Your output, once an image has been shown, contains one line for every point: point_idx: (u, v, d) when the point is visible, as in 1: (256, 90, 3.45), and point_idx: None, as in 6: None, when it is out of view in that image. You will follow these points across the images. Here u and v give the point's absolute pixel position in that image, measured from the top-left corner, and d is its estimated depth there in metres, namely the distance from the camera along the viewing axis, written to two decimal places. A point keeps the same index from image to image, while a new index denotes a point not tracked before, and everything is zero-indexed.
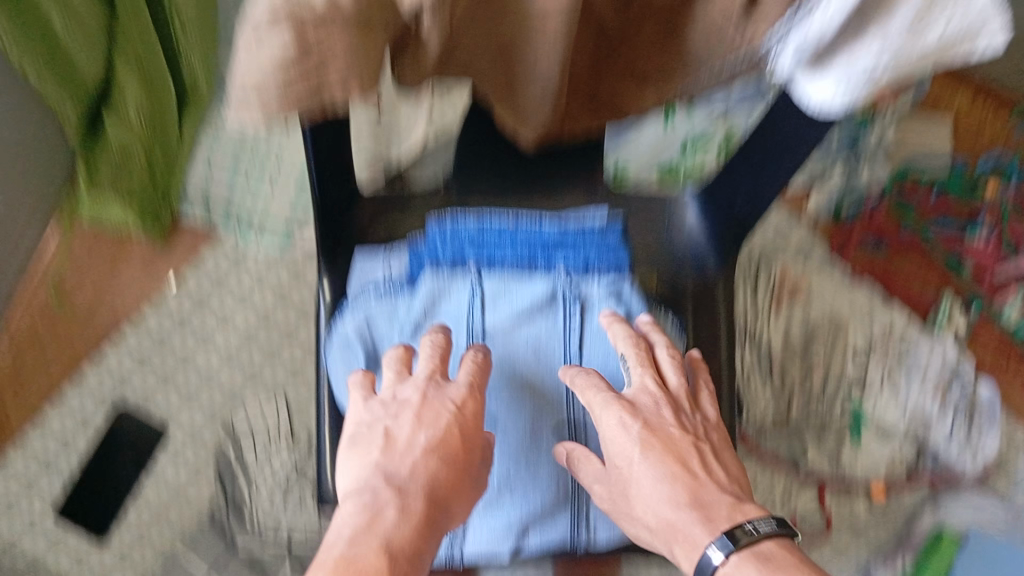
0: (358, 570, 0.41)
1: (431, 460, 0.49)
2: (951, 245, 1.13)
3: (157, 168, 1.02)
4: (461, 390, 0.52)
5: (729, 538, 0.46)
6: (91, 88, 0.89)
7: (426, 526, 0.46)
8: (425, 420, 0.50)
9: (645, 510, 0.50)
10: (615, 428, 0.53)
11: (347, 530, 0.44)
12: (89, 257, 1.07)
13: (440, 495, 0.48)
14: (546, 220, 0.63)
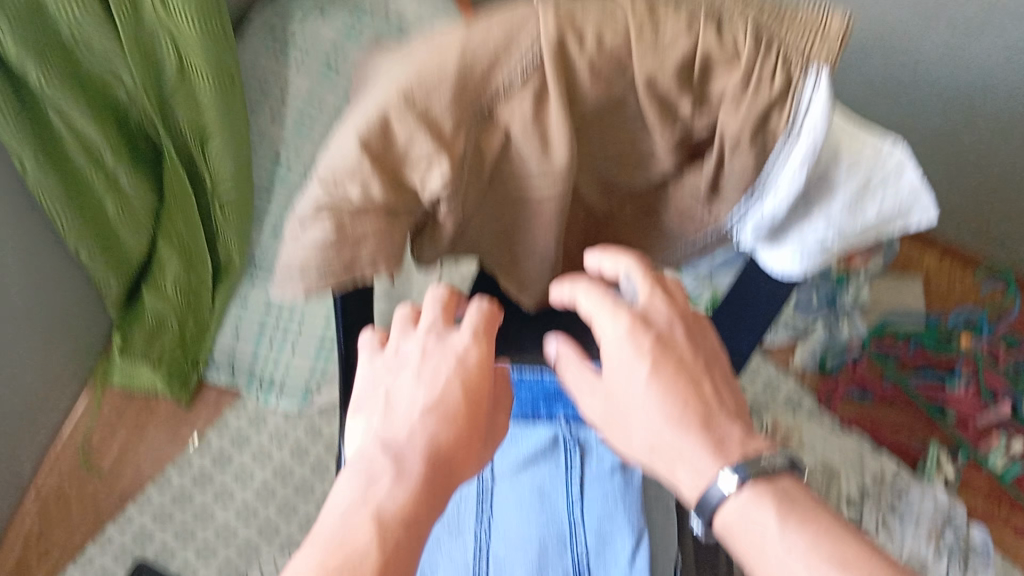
0: (347, 554, 0.39)
1: (426, 420, 0.44)
2: (932, 394, 1.19)
3: (189, 334, 1.10)
4: (465, 341, 0.47)
5: (737, 473, 0.42)
6: (134, 265, 1.00)
7: (422, 497, 0.42)
8: (424, 379, 0.46)
9: (646, 437, 0.44)
10: (622, 343, 0.45)
11: (344, 498, 0.42)
12: (117, 417, 1.14)
13: (439, 465, 0.43)
14: (546, 372, 0.69)
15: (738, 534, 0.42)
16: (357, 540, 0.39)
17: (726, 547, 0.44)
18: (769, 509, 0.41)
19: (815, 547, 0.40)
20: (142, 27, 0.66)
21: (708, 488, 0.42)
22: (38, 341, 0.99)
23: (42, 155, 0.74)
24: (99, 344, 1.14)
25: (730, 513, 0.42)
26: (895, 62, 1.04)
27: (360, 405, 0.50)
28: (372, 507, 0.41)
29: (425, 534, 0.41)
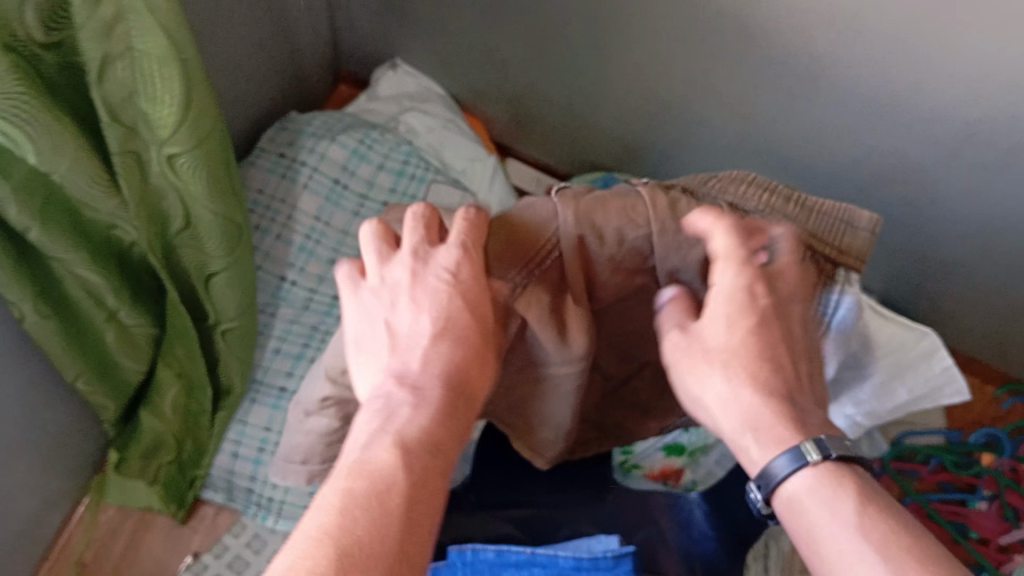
0: (372, 472, 0.43)
1: (440, 344, 0.48)
2: (954, 514, 1.14)
3: (186, 455, 1.06)
4: (451, 248, 0.49)
5: (820, 446, 0.47)
6: (132, 388, 0.97)
7: (446, 411, 0.47)
8: (423, 302, 0.49)
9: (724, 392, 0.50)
10: (730, 313, 0.49)
11: (365, 434, 0.46)
12: (109, 534, 1.09)
13: (462, 377, 0.48)
14: (561, 552, 0.61)
15: (804, 505, 0.47)
16: (381, 463, 0.44)
17: (784, 522, 0.49)
18: (839, 482, 0.47)
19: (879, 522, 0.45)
20: (151, 185, 0.64)
21: (773, 460, 0.48)
22: (36, 463, 0.96)
23: (43, 302, 0.72)
24: (96, 458, 1.10)
25: (797, 485, 0.48)
26: (907, 194, 1.04)
27: (360, 341, 0.52)
28: (402, 425, 0.46)
29: (448, 446, 0.46)
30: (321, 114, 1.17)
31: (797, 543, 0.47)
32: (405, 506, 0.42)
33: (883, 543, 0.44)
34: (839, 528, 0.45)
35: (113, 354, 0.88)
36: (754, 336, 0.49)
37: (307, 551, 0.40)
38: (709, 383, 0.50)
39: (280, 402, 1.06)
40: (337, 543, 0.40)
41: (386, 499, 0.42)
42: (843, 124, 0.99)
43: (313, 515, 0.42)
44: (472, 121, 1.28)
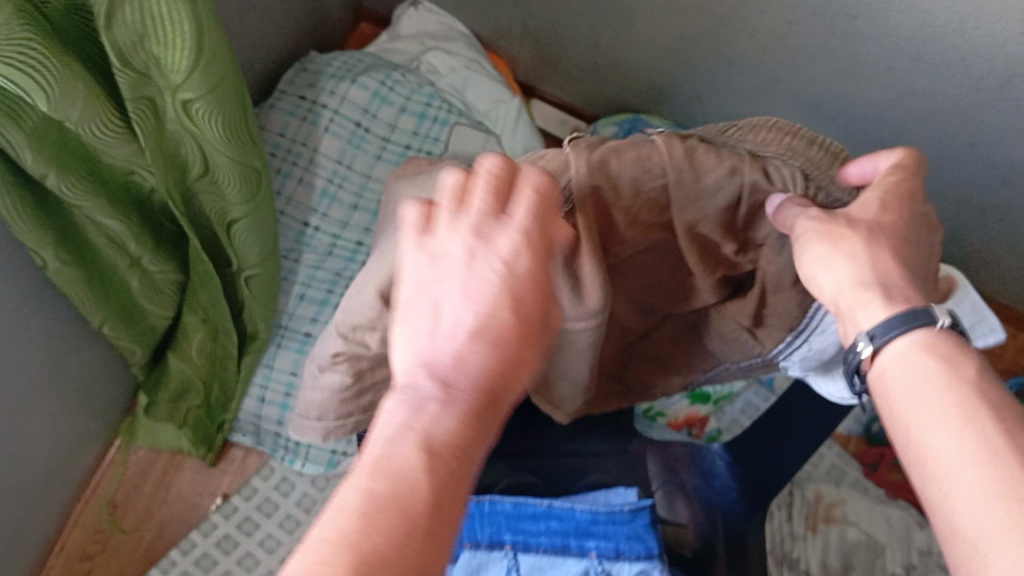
0: (394, 480, 0.35)
1: (479, 345, 0.39)
2: None
3: (213, 399, 1.07)
4: (514, 225, 0.40)
5: (931, 316, 0.46)
6: (159, 333, 0.97)
7: (480, 421, 0.38)
8: (474, 283, 0.40)
9: (847, 246, 0.47)
10: (878, 199, 0.49)
11: (387, 430, 0.37)
12: (140, 475, 1.11)
13: (505, 374, 0.39)
14: (579, 504, 0.61)
15: (900, 372, 0.46)
16: (405, 465, 0.36)
17: (874, 394, 0.48)
18: (943, 358, 0.45)
19: (985, 402, 0.43)
20: (167, 131, 0.64)
21: (878, 323, 0.47)
22: (67, 404, 0.98)
23: (64, 248, 0.72)
24: (125, 400, 1.11)
25: (890, 356, 0.47)
26: (945, 137, 1.01)
27: (408, 302, 0.41)
28: (432, 422, 0.37)
29: (475, 460, 0.38)
30: (340, 55, 1.15)
31: (888, 416, 0.46)
32: (427, 524, 0.35)
33: (986, 421, 0.42)
34: (939, 400, 0.43)
35: (138, 299, 0.88)
36: (887, 232, 0.48)
37: (313, 568, 0.33)
38: (835, 271, 0.47)
39: (305, 347, 1.06)
40: (347, 566, 0.32)
41: (405, 516, 0.34)
42: (880, 62, 0.96)
43: (323, 520, 0.35)
44: (496, 61, 1.26)
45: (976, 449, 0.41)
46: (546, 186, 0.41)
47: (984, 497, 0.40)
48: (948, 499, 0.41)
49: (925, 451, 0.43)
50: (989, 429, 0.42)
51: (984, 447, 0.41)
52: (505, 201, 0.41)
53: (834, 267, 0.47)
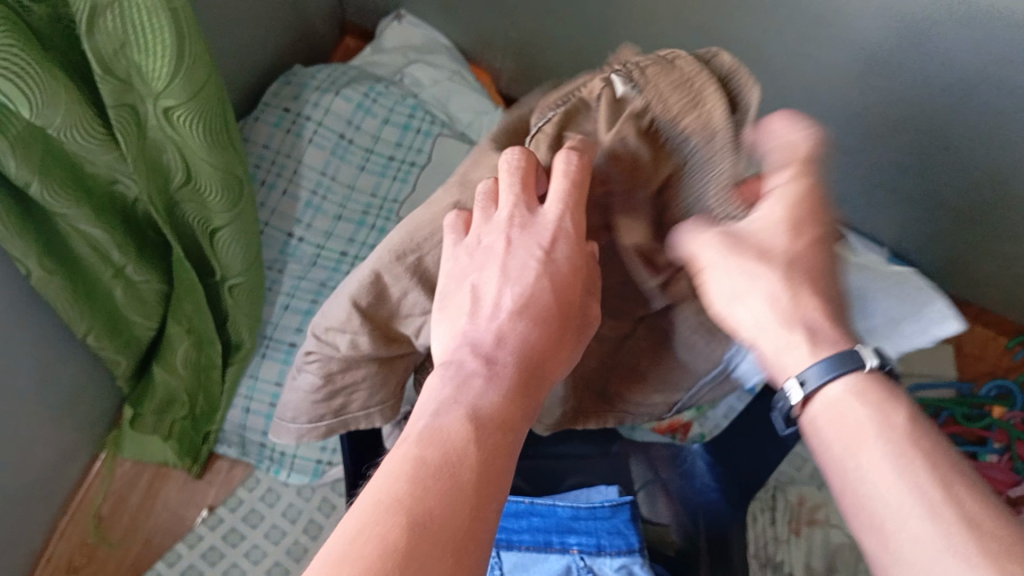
0: (443, 440, 0.40)
1: (519, 322, 0.46)
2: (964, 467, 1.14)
3: (199, 409, 1.07)
4: (556, 207, 0.48)
5: (859, 356, 0.48)
6: (144, 343, 0.98)
7: (519, 391, 0.44)
8: (512, 274, 0.48)
9: (750, 283, 0.49)
10: (784, 210, 0.48)
11: (434, 400, 0.43)
12: (127, 487, 1.11)
13: (533, 357, 0.46)
14: (561, 501, 0.62)
15: (837, 414, 0.47)
16: (453, 432, 0.41)
17: (810, 437, 0.49)
18: (873, 402, 0.46)
19: (919, 445, 0.44)
20: (150, 140, 0.65)
21: (804, 369, 0.49)
22: (53, 415, 0.98)
23: (48, 257, 0.73)
24: (112, 412, 1.12)
25: (830, 397, 0.48)
26: (919, 141, 1.02)
27: (444, 301, 0.49)
28: (475, 396, 0.43)
29: (518, 427, 0.43)
30: (325, 66, 1.17)
31: (828, 464, 0.47)
32: (475, 480, 0.39)
33: (920, 471, 0.43)
34: (871, 448, 0.45)
35: (122, 309, 0.89)
36: (804, 259, 0.50)
37: (373, 516, 0.36)
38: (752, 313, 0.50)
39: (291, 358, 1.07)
40: (405, 512, 0.36)
41: (454, 472, 0.39)
42: (854, 68, 0.98)
43: (376, 481, 0.39)
44: (479, 73, 1.28)
45: (914, 499, 0.43)
46: (578, 167, 0.49)
47: (927, 549, 0.41)
48: (896, 550, 0.43)
49: (863, 500, 0.45)
50: (928, 476, 0.43)
51: (926, 502, 0.42)
52: (532, 202, 0.49)
53: (743, 306, 0.50)
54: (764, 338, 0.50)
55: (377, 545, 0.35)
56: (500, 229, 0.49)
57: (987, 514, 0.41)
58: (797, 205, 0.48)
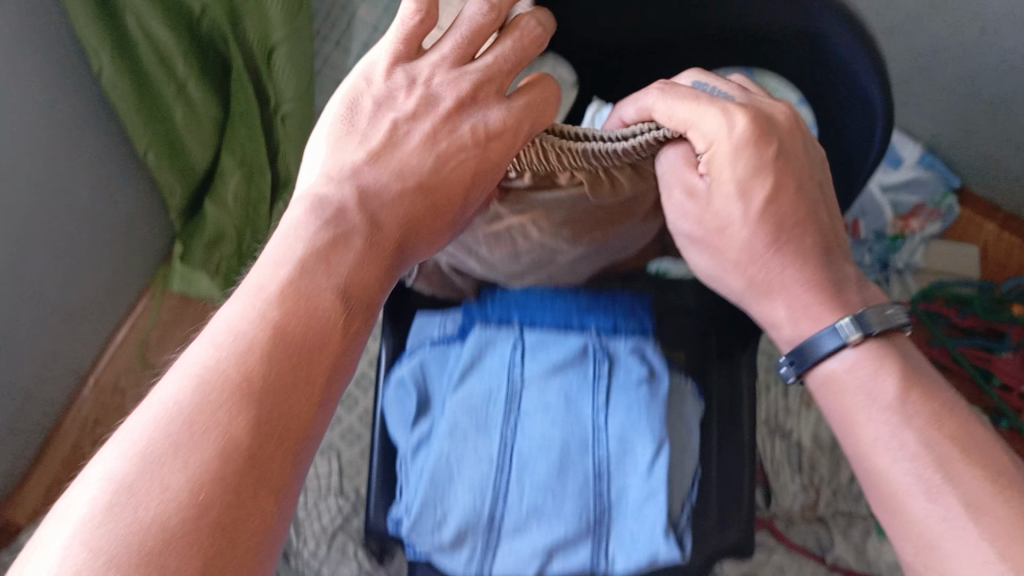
0: (311, 311, 0.41)
1: (410, 194, 0.49)
2: (979, 359, 1.18)
3: (244, 246, 1.11)
4: (501, 113, 0.51)
5: (859, 324, 0.53)
6: (198, 175, 1.02)
7: (387, 267, 0.47)
8: (439, 145, 0.51)
9: (721, 260, 0.57)
10: (729, 173, 0.53)
11: (303, 245, 0.44)
12: (175, 321, 1.18)
13: (410, 229, 0.49)
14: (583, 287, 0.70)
15: (841, 381, 0.53)
16: (318, 297, 0.42)
17: (817, 388, 0.56)
18: (880, 367, 0.52)
19: (915, 420, 0.50)
20: None
21: (817, 340, 0.54)
22: (110, 239, 1.05)
23: (117, 53, 0.79)
24: (163, 248, 1.17)
25: (837, 363, 0.54)
26: None
27: (350, 111, 0.52)
28: (348, 263, 0.44)
29: (379, 294, 0.46)
30: None
31: (831, 415, 0.54)
32: (327, 364, 0.40)
33: (909, 425, 0.50)
34: (873, 423, 0.51)
35: (180, 131, 0.92)
36: (759, 217, 0.54)
37: (211, 395, 0.37)
38: (730, 278, 0.57)
39: None
40: (251, 389, 0.37)
41: (307, 352, 0.40)
42: None
43: (221, 341, 0.39)
44: None
45: (909, 456, 0.49)
46: (541, 101, 0.52)
47: (915, 498, 0.48)
48: (892, 498, 0.49)
49: (864, 448, 0.51)
50: (922, 437, 0.49)
51: (916, 468, 0.48)
52: (492, 91, 0.52)
53: (727, 267, 0.57)
54: (749, 302, 0.58)
55: (218, 442, 0.36)
56: (450, 102, 0.51)
57: (981, 492, 0.46)
58: (738, 151, 0.52)
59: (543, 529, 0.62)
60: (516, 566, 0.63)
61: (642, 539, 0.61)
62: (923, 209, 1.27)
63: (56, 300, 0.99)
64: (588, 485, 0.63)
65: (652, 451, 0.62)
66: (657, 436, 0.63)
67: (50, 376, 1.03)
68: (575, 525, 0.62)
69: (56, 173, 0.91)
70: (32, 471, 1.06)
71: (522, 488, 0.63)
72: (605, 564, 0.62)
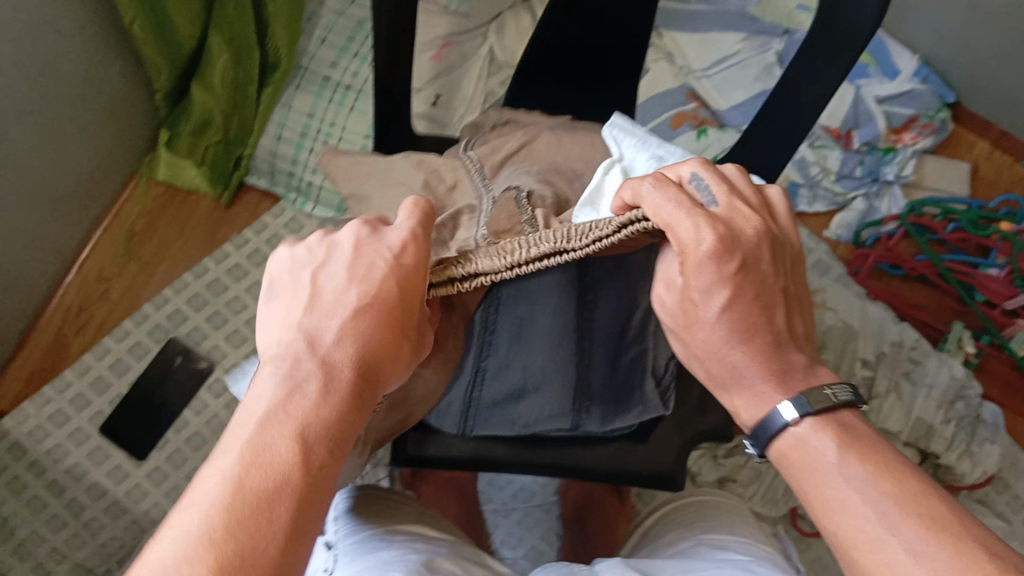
0: (267, 466, 0.37)
1: (357, 326, 0.43)
2: (963, 274, 1.18)
3: (232, 132, 1.10)
4: (400, 234, 0.47)
5: (800, 404, 0.46)
6: (186, 54, 1.02)
7: (352, 399, 0.42)
8: (361, 274, 0.45)
9: (702, 365, 0.51)
10: (702, 278, 0.47)
11: (263, 403, 0.40)
12: (159, 208, 1.14)
13: (374, 358, 0.43)
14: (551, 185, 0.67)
15: (796, 458, 0.46)
16: (280, 447, 0.38)
17: (779, 467, 0.48)
18: (820, 436, 0.46)
19: (861, 481, 0.43)
20: None
21: (771, 417, 0.47)
22: (90, 118, 1.02)
23: None
24: (148, 137, 1.15)
25: (791, 439, 0.47)
26: None
27: (270, 290, 0.48)
28: (306, 411, 0.40)
29: (348, 438, 0.41)
30: None
31: (795, 487, 0.46)
32: (294, 501, 0.37)
33: (860, 468, 0.43)
34: (840, 492, 0.43)
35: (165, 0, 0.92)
36: (744, 330, 0.48)
37: (174, 556, 0.34)
38: (736, 400, 0.50)
39: (324, 92, 1.14)
40: (243, 527, 0.35)
41: (304, 484, 0.38)
42: None
43: (194, 508, 0.36)
44: None
45: (853, 518, 0.42)
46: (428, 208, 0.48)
47: (863, 555, 0.40)
48: (847, 561, 0.42)
49: (824, 515, 0.44)
50: (863, 495, 0.42)
51: (881, 518, 0.41)
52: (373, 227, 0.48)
53: (722, 385, 0.51)
54: (741, 403, 0.50)
55: None
56: (348, 245, 0.47)
57: (926, 537, 0.39)
58: (712, 255, 0.47)
59: (534, 398, 0.66)
60: (501, 425, 0.68)
61: (631, 403, 0.67)
62: (916, 122, 1.25)
63: (33, 178, 0.96)
64: (577, 352, 0.65)
65: (632, 320, 0.65)
66: (637, 302, 0.64)
67: (34, 258, 1.01)
68: (563, 398, 0.66)
69: (40, 39, 0.90)
70: (12, 360, 1.04)
71: (506, 375, 0.65)
72: (587, 422, 0.67)
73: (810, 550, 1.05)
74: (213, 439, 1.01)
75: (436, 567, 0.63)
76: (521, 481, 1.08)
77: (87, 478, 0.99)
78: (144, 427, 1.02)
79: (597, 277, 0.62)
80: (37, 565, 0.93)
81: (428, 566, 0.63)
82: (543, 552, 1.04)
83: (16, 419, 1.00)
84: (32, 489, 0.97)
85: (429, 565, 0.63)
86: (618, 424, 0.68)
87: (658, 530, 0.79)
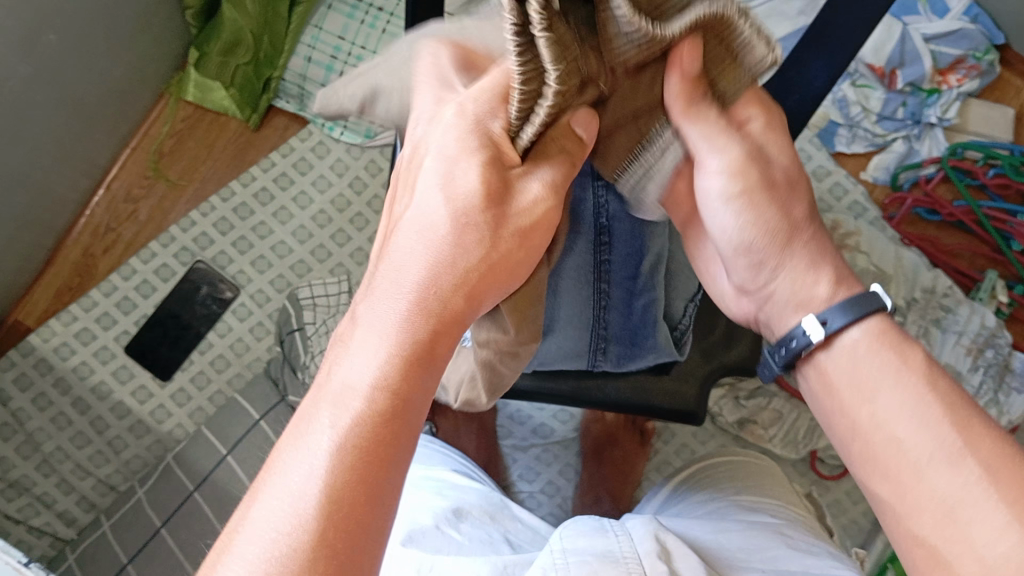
0: (310, 438, 0.37)
1: (426, 246, 0.41)
2: (1001, 222, 1.15)
3: (262, 53, 1.08)
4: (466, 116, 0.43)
5: (873, 300, 0.51)
6: None
7: (424, 324, 0.39)
8: (432, 182, 0.43)
9: (743, 234, 0.52)
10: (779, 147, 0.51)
11: (337, 355, 0.40)
12: (189, 130, 1.12)
13: (449, 271, 0.41)
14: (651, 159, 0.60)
15: (852, 358, 0.50)
16: (326, 415, 0.37)
17: (818, 372, 0.52)
18: (884, 352, 0.49)
19: (927, 402, 0.47)
20: None
21: (826, 309, 0.51)
22: (119, 35, 1.00)
23: None
24: (174, 55, 1.12)
25: (848, 340, 0.51)
26: None
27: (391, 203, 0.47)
28: (360, 353, 0.39)
29: (424, 367, 0.39)
30: None
31: (840, 393, 0.50)
32: (346, 470, 0.35)
33: (924, 387, 0.47)
34: (898, 405, 0.47)
35: None
36: (798, 219, 0.52)
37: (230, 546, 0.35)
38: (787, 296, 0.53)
39: (356, 13, 1.10)
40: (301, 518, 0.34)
41: (389, 432, 0.37)
42: None
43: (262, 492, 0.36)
44: None
45: (912, 437, 0.46)
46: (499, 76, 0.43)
47: (925, 471, 0.45)
48: (900, 478, 0.46)
49: (875, 430, 0.48)
50: (927, 414, 0.46)
51: (944, 437, 0.45)
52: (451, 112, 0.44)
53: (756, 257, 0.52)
54: (779, 284, 0.53)
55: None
56: (422, 144, 0.45)
57: (1003, 459, 0.43)
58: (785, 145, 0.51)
59: (552, 337, 0.65)
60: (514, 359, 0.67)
61: (644, 350, 0.67)
62: (964, 63, 1.21)
63: (62, 95, 0.94)
64: (593, 294, 0.62)
65: (644, 266, 0.62)
66: (650, 246, 0.61)
67: (63, 174, 1.00)
68: (581, 338, 0.65)
69: None
70: (41, 276, 1.04)
71: None
72: (602, 359, 0.68)
73: (828, 493, 1.04)
74: (237, 363, 1.02)
75: (464, 514, 0.65)
76: (541, 417, 1.07)
77: (115, 398, 1.00)
78: (170, 350, 1.02)
79: (611, 215, 0.58)
80: (62, 480, 0.94)
81: (455, 513, 0.64)
82: (561, 487, 1.04)
83: (43, 335, 1.01)
84: (57, 406, 0.98)
85: (456, 512, 0.64)
86: (630, 364, 0.69)
87: (687, 489, 0.75)
